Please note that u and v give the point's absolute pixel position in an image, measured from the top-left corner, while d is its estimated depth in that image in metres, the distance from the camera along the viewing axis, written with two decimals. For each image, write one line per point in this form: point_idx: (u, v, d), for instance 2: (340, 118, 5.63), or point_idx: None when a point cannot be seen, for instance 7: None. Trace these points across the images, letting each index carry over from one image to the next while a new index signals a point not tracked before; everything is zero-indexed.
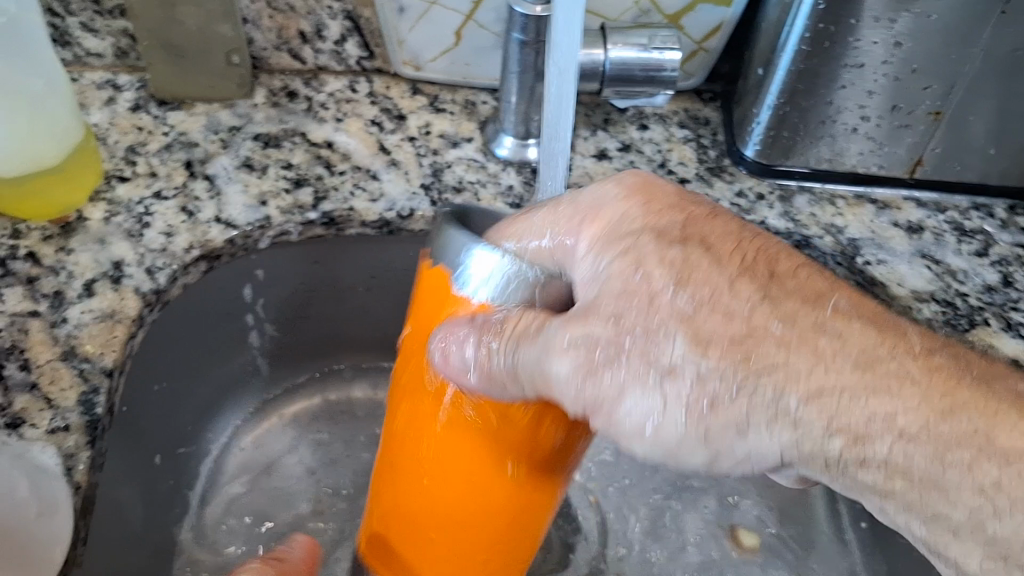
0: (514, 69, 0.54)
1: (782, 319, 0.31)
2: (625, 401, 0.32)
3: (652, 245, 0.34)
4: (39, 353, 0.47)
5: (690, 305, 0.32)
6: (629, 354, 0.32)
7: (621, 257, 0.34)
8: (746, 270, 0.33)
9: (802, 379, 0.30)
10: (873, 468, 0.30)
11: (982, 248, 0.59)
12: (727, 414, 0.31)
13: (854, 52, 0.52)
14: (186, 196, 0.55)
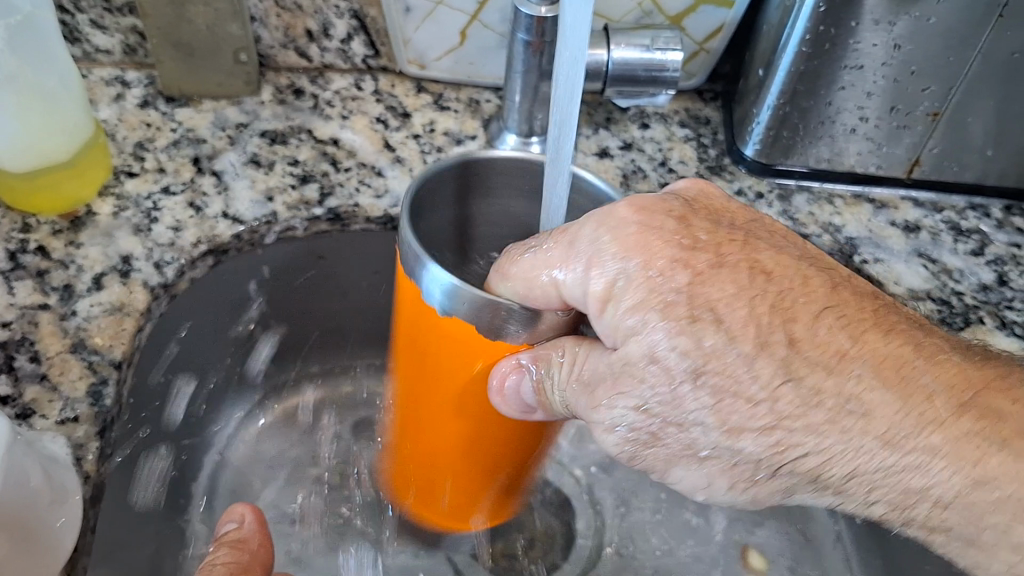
0: (519, 69, 0.55)
1: (805, 402, 0.33)
2: (674, 468, 0.36)
3: (665, 321, 0.33)
4: (49, 345, 0.47)
5: (711, 397, 0.33)
6: (668, 434, 0.35)
7: (637, 330, 0.33)
8: (764, 346, 0.33)
9: (841, 464, 0.33)
10: (917, 527, 0.35)
11: (978, 248, 0.59)
12: (769, 485, 0.35)
13: (854, 54, 0.53)
14: (194, 192, 0.56)
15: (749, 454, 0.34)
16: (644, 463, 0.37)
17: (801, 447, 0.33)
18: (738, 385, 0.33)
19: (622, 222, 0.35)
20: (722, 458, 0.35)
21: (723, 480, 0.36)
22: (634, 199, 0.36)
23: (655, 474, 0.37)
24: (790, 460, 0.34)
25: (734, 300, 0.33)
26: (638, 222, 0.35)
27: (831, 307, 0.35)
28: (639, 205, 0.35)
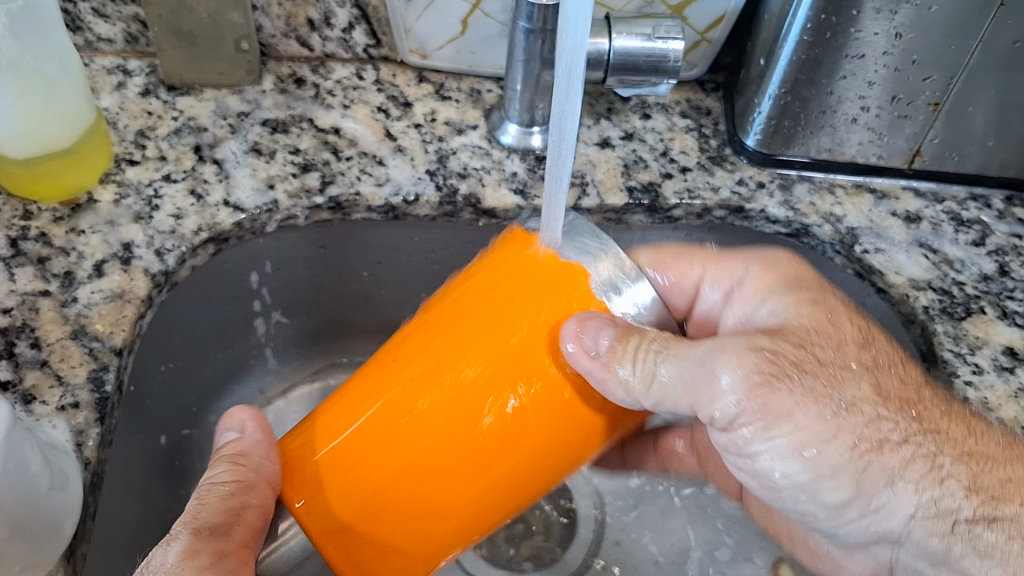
0: (520, 58, 0.55)
1: (939, 401, 0.40)
2: (795, 415, 0.37)
3: (840, 304, 0.43)
4: (50, 332, 0.47)
5: (871, 360, 0.40)
6: (809, 380, 0.37)
7: (810, 303, 0.42)
8: (909, 361, 0.42)
9: (954, 448, 0.38)
10: (998, 528, 0.36)
11: (979, 238, 0.59)
12: (891, 452, 0.37)
13: (855, 43, 0.52)
14: (195, 179, 0.56)
15: (892, 418, 0.38)
16: (754, 411, 0.37)
17: (933, 426, 0.38)
18: (899, 366, 0.41)
19: (781, 257, 0.46)
20: (866, 413, 0.37)
21: (848, 436, 0.37)
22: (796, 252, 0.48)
23: (753, 448, 0.38)
24: (919, 434, 0.38)
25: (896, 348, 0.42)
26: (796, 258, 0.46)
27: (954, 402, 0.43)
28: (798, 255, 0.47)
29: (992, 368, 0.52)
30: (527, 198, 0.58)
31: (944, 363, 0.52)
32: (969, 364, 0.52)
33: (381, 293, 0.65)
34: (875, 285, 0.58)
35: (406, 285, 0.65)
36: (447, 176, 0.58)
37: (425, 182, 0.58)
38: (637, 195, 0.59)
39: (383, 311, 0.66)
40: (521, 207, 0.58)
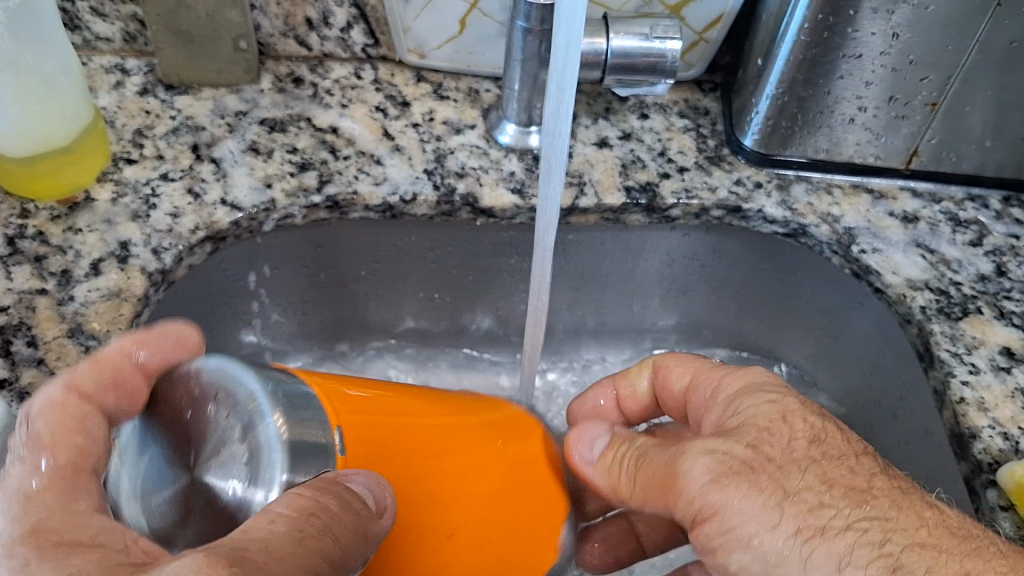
0: (517, 57, 0.55)
1: (897, 490, 0.38)
2: (740, 507, 0.37)
3: (797, 404, 0.42)
4: (46, 330, 0.48)
5: (818, 453, 0.39)
6: (758, 472, 0.38)
7: (771, 403, 0.42)
8: (866, 453, 0.40)
9: (905, 536, 0.36)
10: None
11: (977, 238, 0.59)
12: (835, 537, 0.36)
13: (853, 43, 0.52)
14: (193, 178, 0.56)
15: (835, 508, 0.37)
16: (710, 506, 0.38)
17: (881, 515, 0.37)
18: (853, 457, 0.40)
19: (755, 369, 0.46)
20: (809, 501, 0.37)
21: (790, 524, 0.37)
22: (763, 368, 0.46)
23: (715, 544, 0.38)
24: (864, 521, 0.36)
25: (856, 441, 0.41)
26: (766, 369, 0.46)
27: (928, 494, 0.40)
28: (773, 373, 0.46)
29: (988, 368, 0.52)
30: (525, 198, 0.58)
31: (940, 363, 0.52)
32: (966, 363, 0.52)
33: (379, 292, 0.65)
34: (872, 285, 0.58)
35: (403, 284, 0.65)
36: (445, 175, 0.59)
37: (423, 181, 0.58)
38: (634, 195, 0.59)
39: (381, 310, 0.67)
40: (518, 207, 0.58)
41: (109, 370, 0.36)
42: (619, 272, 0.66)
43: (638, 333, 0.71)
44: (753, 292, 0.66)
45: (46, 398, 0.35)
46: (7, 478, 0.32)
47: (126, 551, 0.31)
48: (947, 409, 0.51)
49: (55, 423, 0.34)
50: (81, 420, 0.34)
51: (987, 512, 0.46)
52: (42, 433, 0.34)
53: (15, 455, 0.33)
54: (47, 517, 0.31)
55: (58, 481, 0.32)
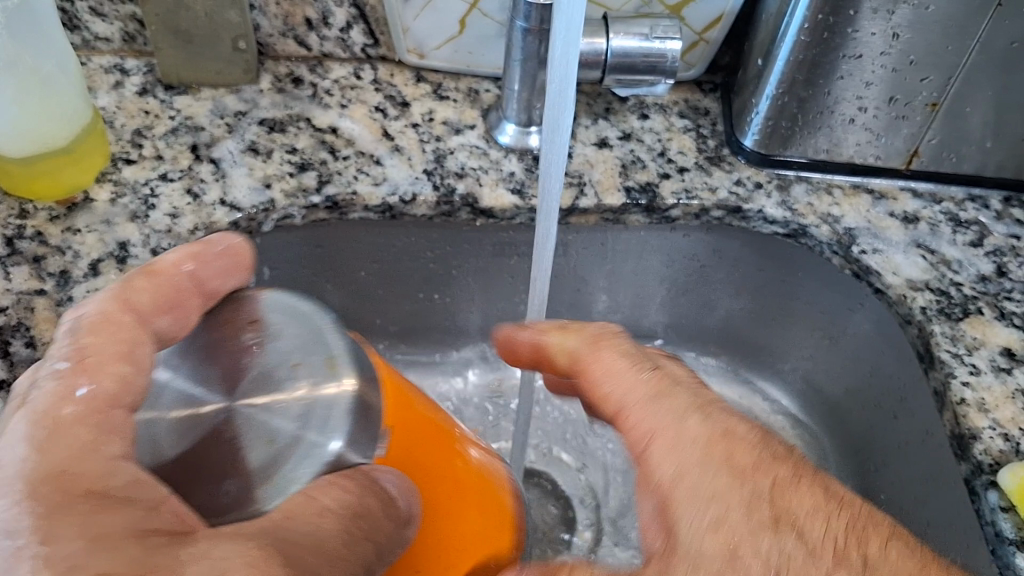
0: (517, 57, 0.55)
1: None
2: None
3: (744, 523, 0.32)
4: (46, 331, 0.47)
5: None
6: None
7: (712, 531, 0.32)
8: (840, 562, 0.32)
9: None
10: None
11: (977, 239, 0.59)
12: None
13: (853, 43, 0.52)
14: (192, 178, 0.56)
15: None
16: None
17: None
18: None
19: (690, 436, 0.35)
20: None
21: None
22: (718, 425, 0.35)
23: None
24: None
25: (814, 519, 0.33)
26: (719, 431, 0.35)
27: (912, 548, 0.33)
28: (718, 428, 0.35)
29: (989, 368, 0.52)
30: (524, 198, 0.58)
31: (941, 364, 0.52)
32: (966, 364, 0.52)
33: (378, 292, 0.65)
34: (873, 286, 0.58)
35: (403, 286, 0.65)
36: (444, 175, 0.58)
37: (423, 182, 0.58)
38: (634, 196, 0.59)
39: (380, 311, 0.66)
40: (518, 207, 0.58)
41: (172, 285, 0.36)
42: (620, 273, 0.66)
43: (638, 334, 0.71)
44: (754, 292, 0.66)
45: (98, 315, 0.33)
46: (41, 400, 0.30)
47: (153, 515, 0.28)
48: (948, 410, 0.50)
49: (108, 344, 0.32)
50: (133, 342, 0.33)
51: (988, 513, 0.46)
52: (90, 351, 0.32)
53: (52, 376, 0.31)
54: (74, 457, 0.29)
55: (95, 416, 0.30)
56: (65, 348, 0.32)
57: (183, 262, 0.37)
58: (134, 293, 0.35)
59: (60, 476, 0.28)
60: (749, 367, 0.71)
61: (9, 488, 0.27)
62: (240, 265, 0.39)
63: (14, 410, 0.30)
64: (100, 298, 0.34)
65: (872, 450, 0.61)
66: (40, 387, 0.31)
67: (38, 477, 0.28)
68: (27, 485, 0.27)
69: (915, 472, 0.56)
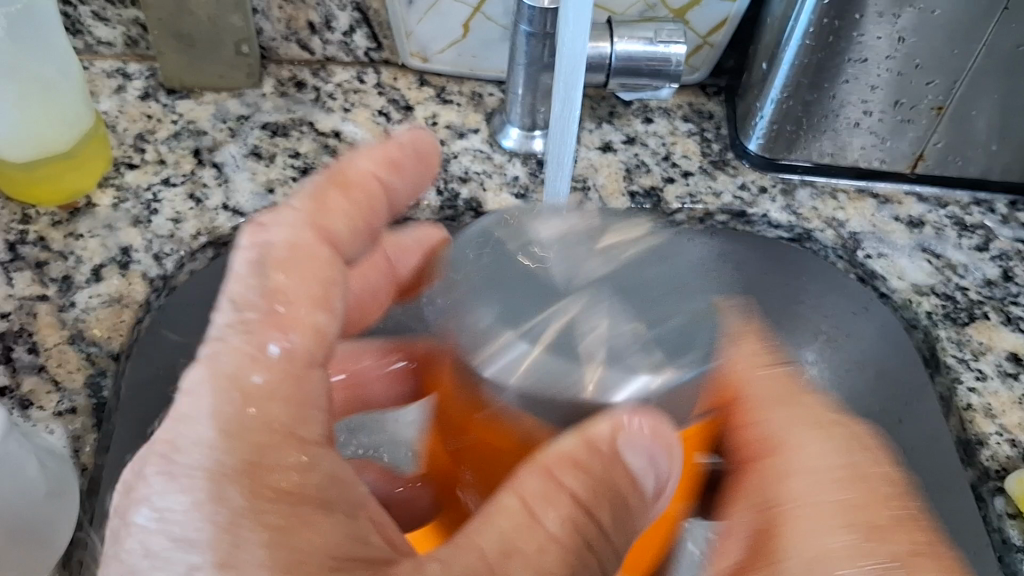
0: (521, 61, 0.54)
1: None
2: None
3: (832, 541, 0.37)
4: (48, 337, 0.47)
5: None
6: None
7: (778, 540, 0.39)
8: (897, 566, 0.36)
9: None
10: None
11: (983, 243, 0.59)
12: None
13: (857, 47, 0.52)
14: (194, 183, 0.56)
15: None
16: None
17: None
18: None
19: (807, 445, 0.41)
20: None
21: None
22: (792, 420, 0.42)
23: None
24: None
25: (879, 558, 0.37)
26: (797, 458, 0.41)
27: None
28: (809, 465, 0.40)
29: (996, 373, 0.52)
30: (529, 203, 0.58)
31: (947, 369, 0.52)
32: (972, 370, 0.52)
33: None
34: (878, 290, 0.58)
35: None
36: (448, 180, 0.58)
37: (426, 186, 0.58)
38: (638, 200, 0.59)
39: None
40: (522, 211, 0.58)
41: (363, 192, 0.41)
42: None
43: None
44: None
45: (288, 250, 0.36)
46: (225, 364, 0.33)
47: (345, 518, 0.32)
48: (955, 415, 0.51)
49: (301, 283, 0.36)
50: (327, 286, 0.36)
51: (995, 520, 0.47)
52: (285, 291, 0.35)
53: (240, 330, 0.34)
54: (269, 434, 0.32)
55: (292, 380, 0.34)
56: (254, 286, 0.35)
57: (379, 171, 0.43)
58: (329, 215, 0.39)
59: (243, 477, 0.31)
60: None
61: (191, 479, 0.31)
62: (426, 168, 0.46)
63: (198, 358, 0.33)
64: (290, 226, 0.37)
65: None
66: (227, 342, 0.34)
67: (225, 473, 0.31)
68: (214, 481, 0.30)
69: None
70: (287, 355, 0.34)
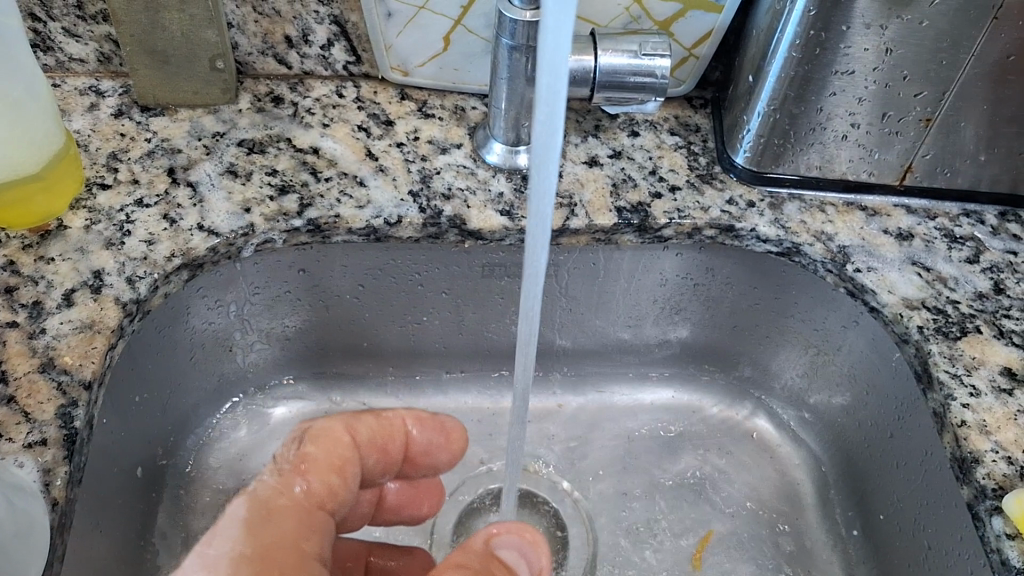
0: (504, 75, 0.53)
1: None
2: None
3: None
4: (17, 366, 0.46)
5: None
6: None
7: None
8: None
9: None
10: None
11: (973, 255, 0.58)
12: None
13: (844, 58, 0.51)
14: (169, 204, 0.54)
15: None
16: None
17: None
18: None
19: None
20: None
21: None
22: None
23: None
24: None
25: None
26: None
27: None
28: None
29: (989, 389, 0.51)
30: (514, 220, 0.56)
31: (940, 385, 0.51)
32: (966, 385, 0.51)
33: (364, 317, 0.63)
34: (868, 304, 0.57)
35: (389, 311, 0.63)
36: (431, 197, 0.57)
37: (408, 204, 0.56)
38: (625, 215, 0.58)
39: (366, 336, 0.64)
40: (507, 228, 0.56)
41: (391, 427, 0.49)
42: (612, 293, 0.64)
43: (631, 352, 0.70)
44: (746, 311, 0.65)
45: (324, 428, 0.46)
46: (264, 488, 0.43)
47: None
48: (947, 432, 0.50)
49: (325, 456, 0.45)
50: (343, 460, 0.45)
51: (993, 540, 0.45)
52: (310, 457, 0.45)
53: (274, 472, 0.44)
54: (279, 543, 0.41)
55: (304, 511, 0.43)
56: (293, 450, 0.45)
57: (410, 424, 0.50)
58: (361, 423, 0.47)
59: (256, 561, 0.39)
60: (745, 382, 0.69)
61: (219, 562, 0.39)
62: (449, 447, 0.51)
63: (238, 493, 0.42)
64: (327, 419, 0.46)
65: (874, 469, 0.60)
66: (264, 479, 0.43)
67: (241, 557, 0.39)
68: (231, 563, 0.39)
69: (918, 490, 0.55)
70: (305, 491, 0.43)
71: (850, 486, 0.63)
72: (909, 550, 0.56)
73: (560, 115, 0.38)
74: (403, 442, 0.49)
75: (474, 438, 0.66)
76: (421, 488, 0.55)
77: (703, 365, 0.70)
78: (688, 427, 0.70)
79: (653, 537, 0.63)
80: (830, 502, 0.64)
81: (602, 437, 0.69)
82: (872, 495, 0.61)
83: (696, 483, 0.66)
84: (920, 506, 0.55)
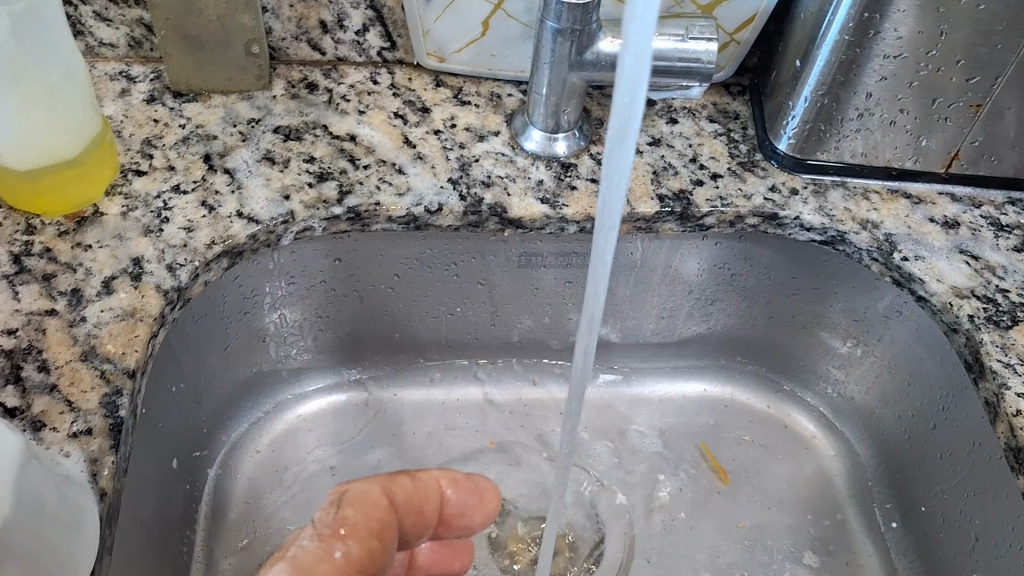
0: (547, 60, 0.52)
1: None
2: None
3: None
4: (58, 354, 0.44)
5: None
6: None
7: None
8: None
9: None
10: None
11: (1021, 244, 0.57)
12: None
13: (896, 42, 0.50)
14: (206, 190, 0.53)
15: None
16: None
17: None
18: None
19: None
20: None
21: None
22: None
23: None
24: None
25: None
26: None
27: None
28: None
29: None
30: (555, 208, 0.55)
31: (993, 374, 0.50)
32: (1020, 374, 0.50)
33: (397, 308, 0.62)
34: (915, 293, 0.56)
35: (423, 301, 0.62)
36: (471, 184, 0.56)
37: (448, 191, 0.55)
38: (668, 203, 0.57)
39: (399, 326, 0.63)
40: (548, 216, 0.55)
41: (426, 488, 0.45)
42: (648, 283, 0.64)
43: (664, 345, 0.69)
44: (783, 301, 0.64)
45: (361, 491, 0.42)
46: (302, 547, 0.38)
47: None
48: (1001, 422, 0.48)
49: (363, 519, 0.40)
50: (381, 525, 0.41)
51: None
52: (350, 520, 0.40)
53: (314, 537, 0.39)
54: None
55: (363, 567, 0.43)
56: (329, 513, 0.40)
57: (446, 485, 0.46)
58: (397, 484, 0.44)
59: None
60: (779, 375, 0.69)
61: None
62: (483, 508, 0.48)
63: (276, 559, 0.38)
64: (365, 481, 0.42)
65: (916, 461, 0.60)
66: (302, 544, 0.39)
67: None
68: None
69: (965, 481, 0.55)
70: (346, 558, 0.39)
71: (889, 479, 0.62)
72: (955, 542, 0.56)
73: (638, 108, 0.37)
74: (438, 505, 0.46)
75: (508, 429, 0.65)
76: (452, 548, 0.51)
77: (736, 358, 0.69)
78: (720, 419, 0.69)
79: (690, 530, 0.62)
80: (869, 494, 0.64)
81: (635, 429, 0.68)
82: (914, 487, 0.60)
83: (733, 475, 0.66)
84: (967, 497, 0.54)
